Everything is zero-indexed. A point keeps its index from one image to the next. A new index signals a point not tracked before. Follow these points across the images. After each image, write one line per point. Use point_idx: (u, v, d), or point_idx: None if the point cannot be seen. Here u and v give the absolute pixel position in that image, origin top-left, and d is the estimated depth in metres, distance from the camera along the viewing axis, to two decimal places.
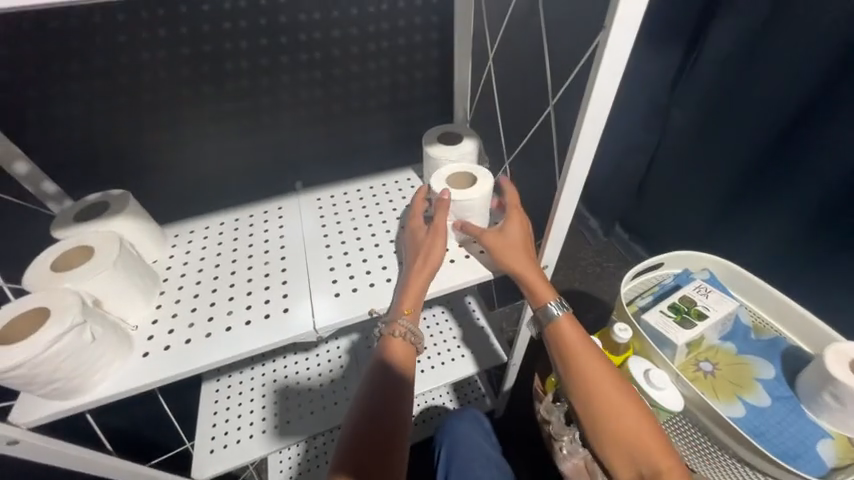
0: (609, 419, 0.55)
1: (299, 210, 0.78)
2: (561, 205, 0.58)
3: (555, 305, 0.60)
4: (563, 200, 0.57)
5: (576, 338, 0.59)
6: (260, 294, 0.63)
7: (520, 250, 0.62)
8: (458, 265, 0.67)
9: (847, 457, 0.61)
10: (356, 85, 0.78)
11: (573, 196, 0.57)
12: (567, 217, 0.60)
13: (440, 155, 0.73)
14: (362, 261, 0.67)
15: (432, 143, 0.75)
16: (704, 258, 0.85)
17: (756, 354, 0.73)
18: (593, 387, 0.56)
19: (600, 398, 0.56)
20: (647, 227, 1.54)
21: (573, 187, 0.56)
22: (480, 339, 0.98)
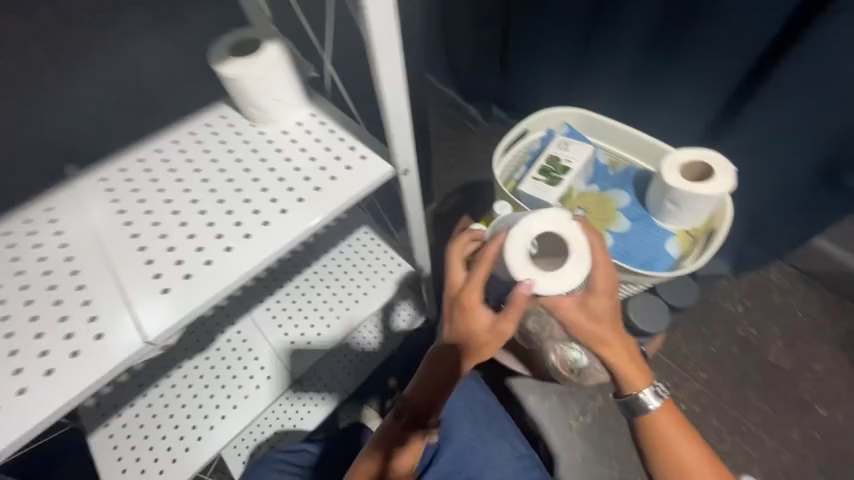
0: (657, 449, 0.68)
1: (79, 202, 0.56)
2: (385, 84, 0.50)
3: (657, 399, 0.66)
4: (384, 83, 0.49)
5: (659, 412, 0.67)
6: (58, 331, 0.47)
7: (608, 327, 0.60)
8: (310, 201, 0.55)
9: (688, 245, 0.73)
10: (78, 1, 0.53)
11: (395, 74, 0.49)
12: (400, 98, 0.52)
13: (238, 74, 0.55)
14: (187, 238, 0.53)
15: (224, 59, 0.56)
16: (560, 113, 0.86)
17: (615, 187, 0.79)
18: (660, 443, 0.67)
19: (665, 444, 0.67)
20: (519, 99, 1.55)
21: (389, 57, 0.47)
22: (387, 266, 1.00)
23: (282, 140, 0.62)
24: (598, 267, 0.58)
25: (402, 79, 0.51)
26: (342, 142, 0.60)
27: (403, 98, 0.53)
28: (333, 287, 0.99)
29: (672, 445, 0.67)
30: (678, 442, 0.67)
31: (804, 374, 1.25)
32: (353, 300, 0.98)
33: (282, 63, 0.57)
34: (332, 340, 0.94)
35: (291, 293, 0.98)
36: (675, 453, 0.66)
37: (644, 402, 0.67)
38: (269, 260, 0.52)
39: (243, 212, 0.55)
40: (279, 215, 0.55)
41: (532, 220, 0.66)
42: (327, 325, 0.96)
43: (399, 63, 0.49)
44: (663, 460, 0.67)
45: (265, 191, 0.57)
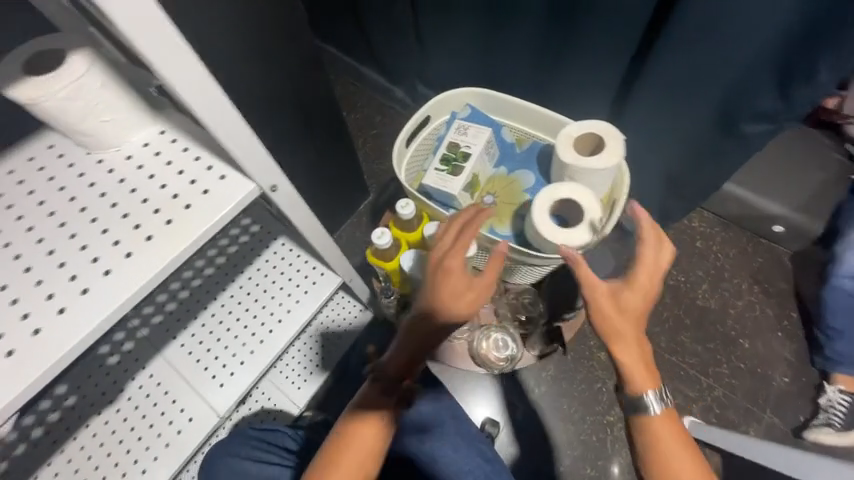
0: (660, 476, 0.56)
1: None
2: (200, 106, 0.44)
3: (657, 403, 0.59)
4: (189, 97, 0.43)
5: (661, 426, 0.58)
6: None
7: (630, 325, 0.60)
8: (159, 238, 0.48)
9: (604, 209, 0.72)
10: None
11: (204, 87, 0.43)
12: (231, 118, 0.47)
13: (35, 98, 0.45)
14: (9, 305, 0.44)
15: (15, 82, 0.45)
16: (460, 94, 0.82)
17: (522, 167, 0.77)
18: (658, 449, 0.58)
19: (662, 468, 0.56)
20: (440, 75, 1.49)
21: (188, 79, 0.42)
22: (309, 277, 0.94)
23: (125, 167, 0.53)
24: (651, 263, 0.62)
25: (223, 97, 0.45)
26: (197, 161, 0.52)
27: (231, 110, 0.46)
28: (253, 309, 0.92)
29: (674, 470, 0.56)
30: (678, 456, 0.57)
31: (728, 311, 1.35)
32: (277, 319, 0.92)
33: (96, 78, 0.47)
34: (258, 368, 0.87)
35: (207, 324, 0.91)
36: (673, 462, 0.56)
37: (647, 408, 0.59)
38: (116, 315, 0.45)
39: (78, 262, 0.47)
40: (122, 260, 0.47)
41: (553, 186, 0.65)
42: (250, 351, 0.89)
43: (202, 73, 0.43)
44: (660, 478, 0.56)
45: (104, 234, 0.48)
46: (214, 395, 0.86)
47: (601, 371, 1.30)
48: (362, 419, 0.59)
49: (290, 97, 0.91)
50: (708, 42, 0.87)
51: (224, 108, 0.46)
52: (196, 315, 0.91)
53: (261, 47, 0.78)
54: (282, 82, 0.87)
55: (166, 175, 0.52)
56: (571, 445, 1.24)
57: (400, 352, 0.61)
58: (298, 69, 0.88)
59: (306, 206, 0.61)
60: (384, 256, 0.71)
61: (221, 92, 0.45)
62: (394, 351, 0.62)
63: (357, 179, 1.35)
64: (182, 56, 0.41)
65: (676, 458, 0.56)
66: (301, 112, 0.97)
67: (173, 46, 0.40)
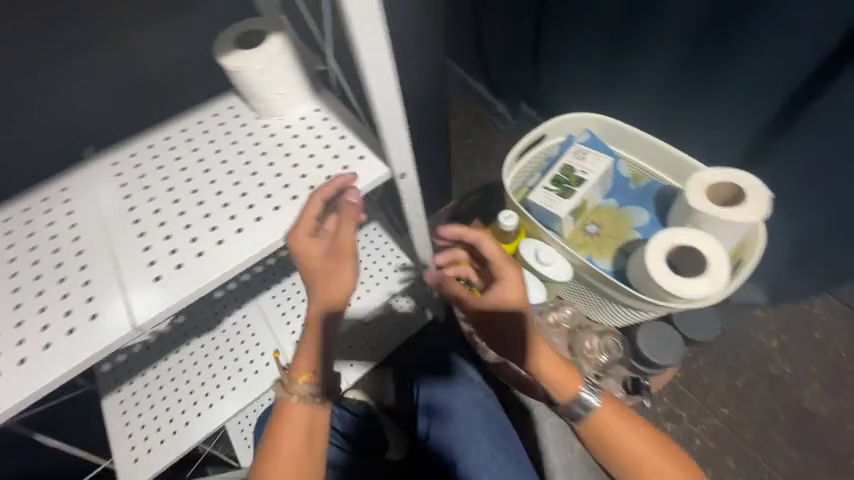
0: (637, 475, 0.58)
1: (91, 184, 0.59)
2: (375, 93, 0.49)
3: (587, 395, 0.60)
4: (372, 82, 0.48)
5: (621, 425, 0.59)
6: (58, 306, 0.49)
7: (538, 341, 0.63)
8: (302, 199, 0.55)
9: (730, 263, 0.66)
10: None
11: (385, 76, 0.48)
12: (392, 109, 0.52)
13: (239, 69, 0.55)
14: (183, 229, 0.54)
15: (229, 55, 0.56)
16: (581, 118, 0.81)
17: (635, 204, 0.73)
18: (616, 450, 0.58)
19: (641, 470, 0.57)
20: (548, 98, 1.48)
21: (376, 69, 0.47)
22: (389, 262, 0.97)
23: (284, 134, 0.61)
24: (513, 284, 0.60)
25: (394, 90, 0.50)
26: (342, 140, 0.59)
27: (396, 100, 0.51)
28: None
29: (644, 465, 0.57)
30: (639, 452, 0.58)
31: (841, 423, 1.12)
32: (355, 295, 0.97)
33: (284, 58, 0.56)
34: (329, 336, 0.94)
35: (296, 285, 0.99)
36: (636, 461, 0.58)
37: (582, 401, 0.60)
38: (257, 257, 0.52)
39: (238, 206, 0.55)
40: (271, 212, 0.55)
41: (677, 230, 0.61)
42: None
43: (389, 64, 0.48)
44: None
45: (260, 187, 0.57)
46: (289, 349, 0.94)
47: None
48: (285, 415, 0.59)
49: (412, 96, 0.98)
50: None
51: (390, 99, 0.51)
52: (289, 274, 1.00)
53: (402, 49, 0.86)
54: (409, 81, 0.94)
55: (315, 147, 0.59)
56: None
57: (310, 348, 0.58)
58: (425, 73, 0.95)
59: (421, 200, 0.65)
60: (475, 261, 0.72)
61: (394, 85, 0.50)
62: (299, 348, 0.59)
63: (445, 183, 1.38)
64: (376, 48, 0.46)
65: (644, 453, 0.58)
66: (415, 111, 1.03)
67: (376, 38, 0.45)
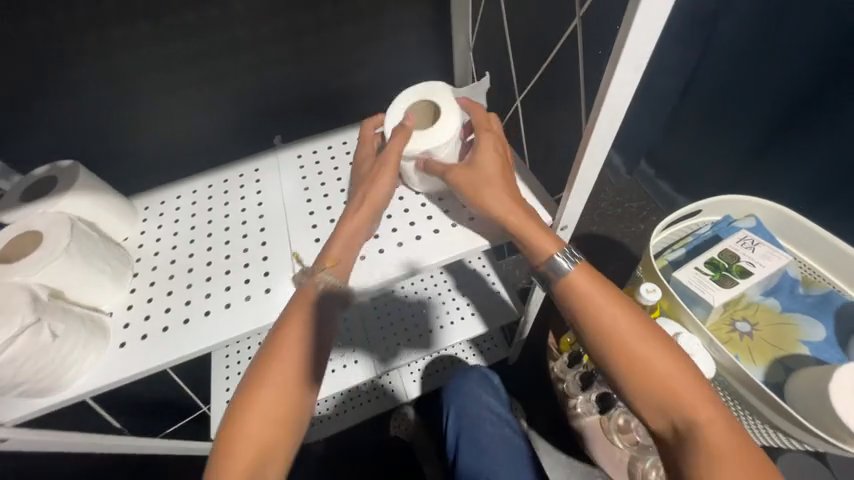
0: (635, 372, 0.45)
1: (278, 170, 0.68)
2: (587, 147, 0.48)
3: (561, 256, 0.48)
4: (594, 139, 0.47)
5: (609, 305, 0.46)
6: (240, 273, 0.57)
7: (497, 178, 0.53)
8: (459, 229, 0.58)
9: None
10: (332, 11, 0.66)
11: (606, 136, 0.47)
12: (594, 165, 0.51)
13: (416, 151, 0.53)
14: None
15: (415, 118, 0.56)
16: (752, 202, 0.73)
17: (804, 312, 0.64)
18: (605, 332, 0.46)
19: (643, 370, 0.44)
20: (676, 160, 1.37)
21: (603, 128, 0.46)
22: (502, 296, 0.98)
23: None
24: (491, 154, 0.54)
25: (606, 149, 0.49)
26: None
27: (598, 162, 0.50)
28: (445, 298, 0.99)
29: (646, 361, 0.44)
30: (630, 335, 0.45)
31: None
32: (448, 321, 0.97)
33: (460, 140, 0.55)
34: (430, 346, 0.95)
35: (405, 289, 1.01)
36: (631, 347, 0.45)
37: (559, 268, 0.48)
38: (411, 273, 0.57)
39: (399, 221, 0.60)
40: (430, 234, 0.58)
41: None
42: (429, 330, 0.97)
43: (615, 128, 0.46)
44: (658, 402, 0.44)
45: (423, 207, 0.61)
46: (376, 354, 0.96)
47: None
48: (303, 299, 0.50)
49: None
50: None
51: (598, 156, 0.49)
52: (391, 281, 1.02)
53: None
54: None
55: None
56: None
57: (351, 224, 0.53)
58: None
59: None
60: None
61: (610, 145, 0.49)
62: (337, 230, 0.53)
63: None
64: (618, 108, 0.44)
65: (646, 348, 0.45)
66: None
67: (616, 107, 0.44)
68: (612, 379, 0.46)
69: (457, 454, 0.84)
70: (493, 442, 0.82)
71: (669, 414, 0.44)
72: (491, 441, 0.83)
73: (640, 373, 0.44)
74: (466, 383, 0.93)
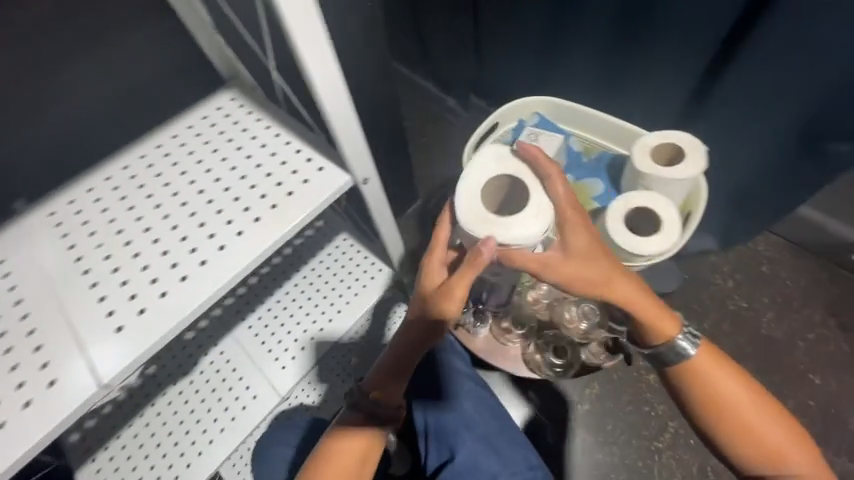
0: (730, 420, 0.67)
1: (27, 239, 0.54)
2: (324, 98, 0.49)
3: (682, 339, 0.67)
4: (324, 96, 0.48)
5: (721, 376, 0.68)
6: (11, 380, 0.45)
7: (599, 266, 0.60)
8: (265, 221, 0.53)
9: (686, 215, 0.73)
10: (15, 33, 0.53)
11: (335, 88, 0.49)
12: (345, 110, 0.51)
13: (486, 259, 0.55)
14: (141, 270, 0.50)
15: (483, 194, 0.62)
16: (530, 102, 0.85)
17: (589, 177, 0.78)
18: (703, 388, 0.68)
19: (734, 419, 0.67)
20: (495, 86, 1.53)
21: (323, 76, 0.47)
22: (367, 272, 0.99)
23: (235, 158, 0.59)
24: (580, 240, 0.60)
25: (345, 92, 0.50)
26: (297, 154, 0.58)
27: (350, 114, 0.52)
28: (317, 299, 0.97)
29: (741, 416, 0.67)
30: (736, 398, 0.67)
31: (798, 343, 1.26)
32: (329, 317, 0.96)
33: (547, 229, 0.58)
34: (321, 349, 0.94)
35: (271, 309, 0.96)
36: (736, 412, 0.67)
37: (683, 349, 0.67)
38: (227, 287, 0.50)
39: (197, 238, 0.52)
40: (233, 238, 0.52)
41: (630, 196, 0.66)
42: (312, 337, 0.94)
43: (337, 70, 0.47)
44: (737, 435, 0.67)
45: (219, 214, 0.54)
46: (275, 379, 0.90)
47: (651, 395, 1.25)
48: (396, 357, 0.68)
49: (363, 105, 1.00)
50: (795, 53, 0.83)
51: (342, 101, 0.50)
52: (263, 301, 0.96)
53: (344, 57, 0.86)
54: (357, 89, 0.94)
55: (269, 167, 0.57)
56: (616, 468, 1.20)
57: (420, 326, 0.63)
58: (371, 80, 0.96)
59: (388, 202, 0.65)
60: None
61: (346, 89, 0.50)
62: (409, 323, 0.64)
63: (405, 183, 1.41)
64: (322, 51, 0.45)
65: (745, 407, 0.67)
66: (365, 117, 1.04)
67: (325, 62, 0.46)
68: (707, 424, 0.69)
69: (428, 427, 0.80)
70: (461, 400, 0.80)
71: (746, 448, 0.67)
72: (460, 399, 0.80)
73: (735, 424, 0.67)
74: (437, 346, 0.87)
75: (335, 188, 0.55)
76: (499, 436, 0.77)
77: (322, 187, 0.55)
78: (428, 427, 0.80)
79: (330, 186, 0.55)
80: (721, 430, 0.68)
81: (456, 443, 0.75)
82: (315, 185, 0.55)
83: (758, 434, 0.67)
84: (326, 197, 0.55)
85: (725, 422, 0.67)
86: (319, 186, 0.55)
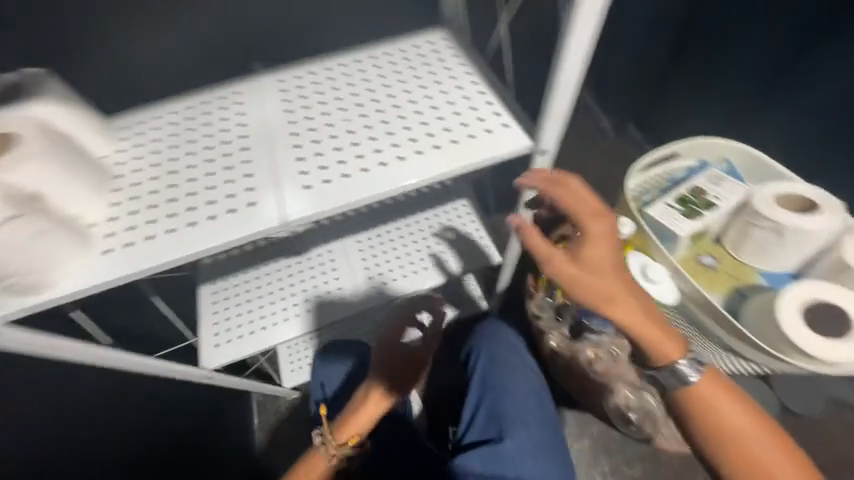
0: (729, 444, 0.67)
1: (261, 94, 0.66)
2: (565, 66, 0.50)
3: (697, 375, 0.68)
4: (571, 52, 0.49)
5: (730, 405, 0.68)
6: (221, 190, 0.56)
7: (607, 273, 0.61)
8: (443, 151, 0.57)
9: None
10: None
11: (582, 50, 0.49)
12: (572, 82, 0.52)
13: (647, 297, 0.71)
14: (334, 150, 0.58)
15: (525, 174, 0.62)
16: (727, 147, 0.80)
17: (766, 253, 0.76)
18: (717, 409, 0.68)
19: (742, 448, 0.66)
20: (664, 124, 1.40)
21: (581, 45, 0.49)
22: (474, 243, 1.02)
23: (434, 90, 0.64)
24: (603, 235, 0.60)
25: (583, 68, 0.51)
26: (488, 106, 0.61)
27: (574, 84, 0.53)
28: (419, 246, 1.03)
29: (748, 444, 0.66)
30: (744, 428, 0.67)
31: None
32: (422, 266, 1.01)
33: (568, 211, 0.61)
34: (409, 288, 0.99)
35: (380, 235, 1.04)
36: (742, 439, 0.66)
37: (684, 375, 0.67)
38: (395, 192, 0.56)
39: (384, 141, 0.58)
40: (413, 155, 0.57)
41: (818, 288, 0.67)
42: (402, 275, 1.00)
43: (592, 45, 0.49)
44: (741, 461, 0.66)
45: (406, 130, 0.59)
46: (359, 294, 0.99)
47: None
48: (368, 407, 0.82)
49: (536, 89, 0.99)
50: None
51: (575, 74, 0.51)
52: (375, 226, 1.04)
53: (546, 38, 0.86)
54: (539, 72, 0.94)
55: (460, 108, 0.61)
56: None
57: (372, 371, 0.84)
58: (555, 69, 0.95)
59: (545, 180, 0.67)
60: None
61: (587, 65, 0.51)
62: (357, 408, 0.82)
63: None
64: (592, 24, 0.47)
65: (752, 439, 0.66)
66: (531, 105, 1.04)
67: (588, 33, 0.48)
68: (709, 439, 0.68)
69: (483, 403, 0.86)
70: (524, 395, 0.86)
71: None
72: (525, 392, 0.86)
73: (733, 449, 0.67)
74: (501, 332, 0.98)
75: (515, 147, 0.57)
76: (550, 446, 0.80)
77: (502, 143, 0.57)
78: (483, 401, 0.86)
79: (512, 143, 0.57)
80: (735, 463, 0.66)
81: (509, 429, 0.79)
82: (498, 138, 0.58)
83: (762, 469, 0.65)
84: (501, 154, 0.57)
85: (723, 445, 0.67)
86: (503, 140, 0.58)
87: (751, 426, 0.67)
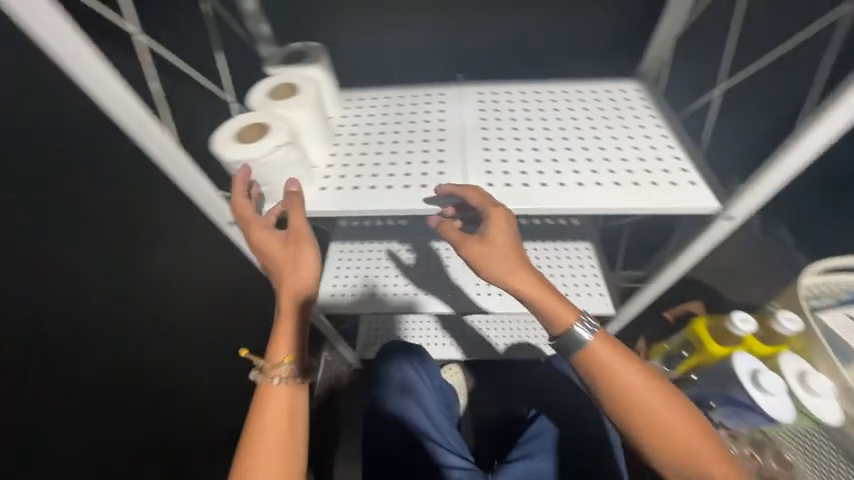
0: (668, 445, 0.58)
1: (460, 98, 0.76)
2: (788, 148, 0.51)
3: (580, 327, 0.60)
4: (804, 138, 0.49)
5: (625, 364, 0.59)
6: (417, 168, 0.67)
7: (508, 254, 0.61)
8: (622, 190, 0.60)
9: None
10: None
11: (818, 139, 0.49)
12: (788, 166, 0.52)
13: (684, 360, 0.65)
14: (518, 161, 0.65)
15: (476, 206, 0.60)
16: None
17: None
18: (618, 383, 0.59)
19: (658, 426, 0.58)
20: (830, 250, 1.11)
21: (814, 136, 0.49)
22: (589, 288, 0.97)
23: (621, 133, 0.68)
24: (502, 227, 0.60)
25: (809, 157, 0.51)
26: (676, 161, 0.63)
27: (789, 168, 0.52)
28: None
29: (662, 416, 0.58)
30: (643, 393, 0.59)
31: None
32: None
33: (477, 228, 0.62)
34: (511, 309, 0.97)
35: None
36: (672, 433, 0.57)
37: (580, 336, 0.60)
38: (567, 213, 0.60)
39: (566, 166, 0.64)
40: (591, 185, 0.61)
41: None
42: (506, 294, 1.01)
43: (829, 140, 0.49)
44: (682, 459, 0.57)
45: (589, 162, 0.64)
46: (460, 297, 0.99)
47: None
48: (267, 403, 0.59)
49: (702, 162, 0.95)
50: None
51: (796, 159, 0.51)
52: None
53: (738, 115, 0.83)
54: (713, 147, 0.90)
55: (646, 156, 0.64)
56: None
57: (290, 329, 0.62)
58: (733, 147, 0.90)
59: (709, 246, 0.66)
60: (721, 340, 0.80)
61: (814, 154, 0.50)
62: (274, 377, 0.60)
63: None
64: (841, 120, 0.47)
65: (669, 416, 0.58)
66: None
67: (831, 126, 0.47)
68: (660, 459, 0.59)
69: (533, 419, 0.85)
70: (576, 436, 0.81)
71: (678, 462, 0.58)
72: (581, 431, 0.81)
73: (667, 444, 0.58)
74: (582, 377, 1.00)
75: (699, 205, 0.58)
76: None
77: (686, 199, 0.59)
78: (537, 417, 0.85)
79: (697, 202, 0.58)
80: (645, 440, 0.59)
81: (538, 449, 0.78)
82: (683, 193, 0.59)
83: (704, 465, 0.57)
84: (682, 209, 0.58)
85: (660, 447, 0.58)
86: (688, 197, 0.59)
87: (625, 358, 0.60)
